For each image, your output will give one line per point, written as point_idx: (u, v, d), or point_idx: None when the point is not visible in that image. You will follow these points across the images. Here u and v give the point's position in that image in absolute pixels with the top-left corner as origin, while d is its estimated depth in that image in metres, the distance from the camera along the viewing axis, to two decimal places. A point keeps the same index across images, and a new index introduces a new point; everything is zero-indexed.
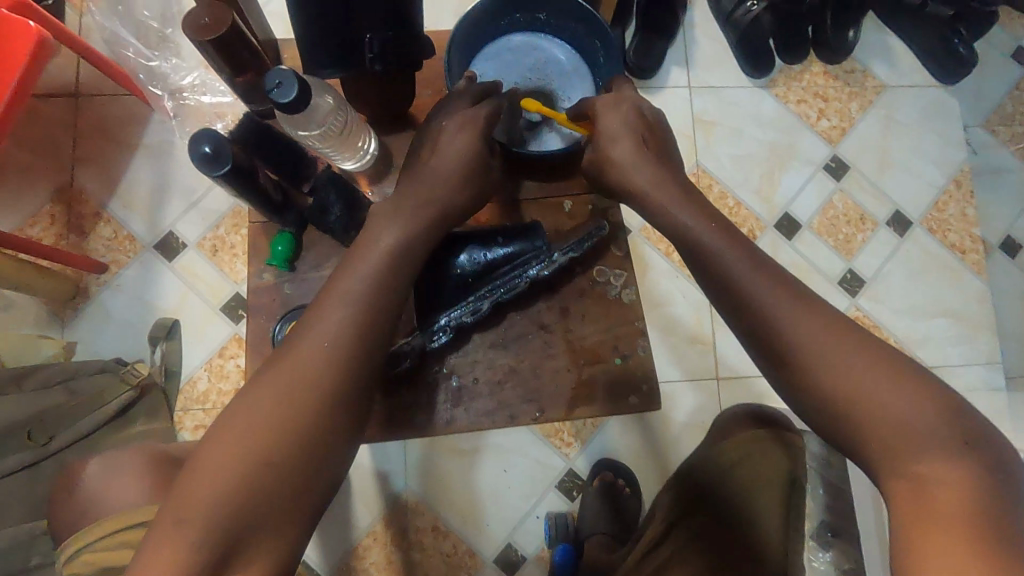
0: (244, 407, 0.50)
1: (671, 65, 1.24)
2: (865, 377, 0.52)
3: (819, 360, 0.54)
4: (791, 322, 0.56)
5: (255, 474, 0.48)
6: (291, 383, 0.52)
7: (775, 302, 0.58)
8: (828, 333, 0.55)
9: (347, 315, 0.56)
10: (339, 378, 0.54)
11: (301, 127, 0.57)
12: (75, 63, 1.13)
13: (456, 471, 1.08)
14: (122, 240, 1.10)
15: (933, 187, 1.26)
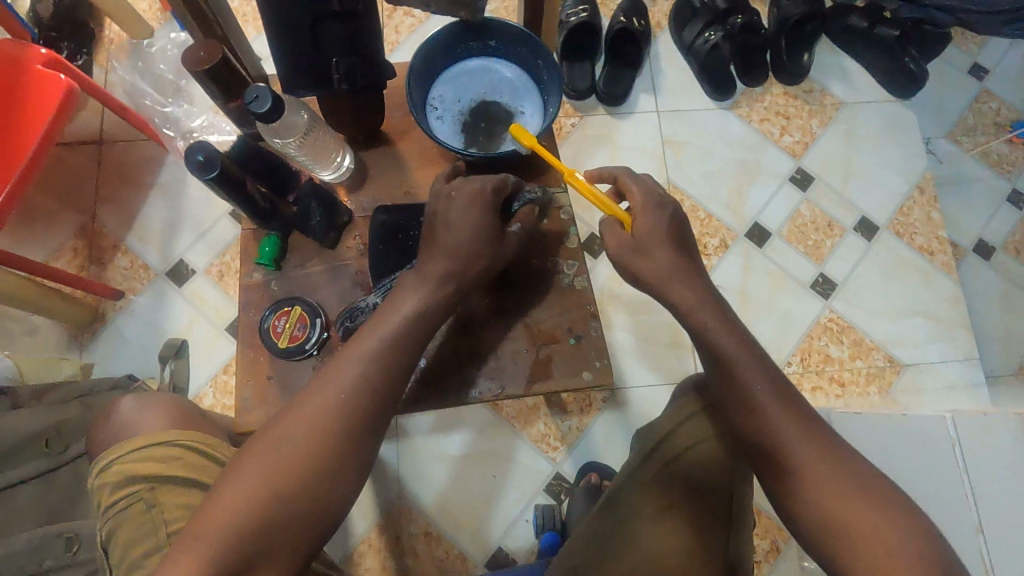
0: (243, 466, 0.54)
1: (639, 93, 1.34)
2: (845, 492, 0.57)
3: (817, 480, 0.58)
4: (791, 435, 0.60)
5: (242, 535, 0.51)
6: (288, 448, 0.55)
7: (768, 402, 0.61)
8: (813, 438, 0.60)
9: (354, 399, 0.57)
10: (335, 455, 0.56)
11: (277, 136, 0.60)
12: (100, 114, 1.27)
13: (446, 477, 1.13)
14: (138, 269, 1.20)
15: (897, 194, 1.33)
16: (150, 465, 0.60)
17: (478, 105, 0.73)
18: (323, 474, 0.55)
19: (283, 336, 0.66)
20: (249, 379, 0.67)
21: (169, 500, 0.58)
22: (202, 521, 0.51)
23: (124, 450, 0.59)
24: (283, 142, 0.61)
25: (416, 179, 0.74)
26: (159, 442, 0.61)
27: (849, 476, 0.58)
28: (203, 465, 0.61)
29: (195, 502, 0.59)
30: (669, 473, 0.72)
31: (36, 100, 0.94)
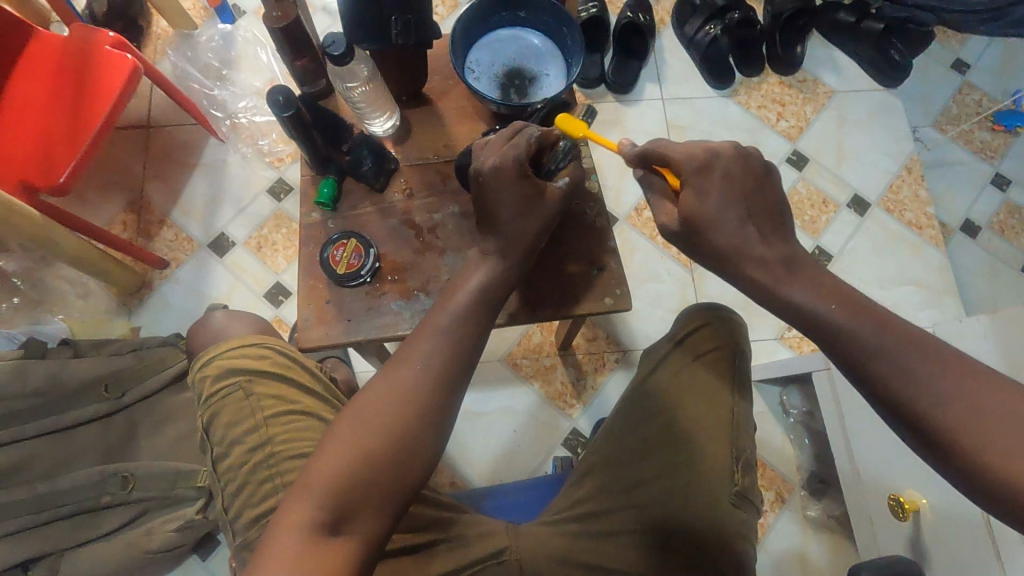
0: (368, 397, 0.58)
1: (646, 82, 1.45)
2: (998, 424, 0.49)
3: (952, 417, 0.50)
4: (917, 373, 0.52)
5: (357, 454, 0.54)
6: (410, 383, 0.58)
7: (882, 346, 0.54)
8: (944, 374, 0.52)
9: (443, 340, 0.61)
10: (445, 386, 0.59)
11: (346, 81, 0.74)
12: (148, 101, 1.37)
13: (471, 431, 1.20)
14: (182, 241, 1.30)
15: (887, 173, 1.42)
16: (240, 359, 0.69)
17: (509, 69, 0.82)
18: (438, 401, 0.58)
19: (341, 263, 0.75)
20: (309, 303, 0.75)
21: (263, 390, 0.68)
22: (333, 446, 0.55)
23: (224, 347, 0.69)
24: (351, 87, 0.75)
25: (454, 134, 0.83)
26: (249, 340, 0.70)
27: (999, 404, 0.49)
28: (288, 363, 0.71)
29: (284, 393, 0.68)
30: (688, 371, 0.71)
31: (103, 78, 1.03)
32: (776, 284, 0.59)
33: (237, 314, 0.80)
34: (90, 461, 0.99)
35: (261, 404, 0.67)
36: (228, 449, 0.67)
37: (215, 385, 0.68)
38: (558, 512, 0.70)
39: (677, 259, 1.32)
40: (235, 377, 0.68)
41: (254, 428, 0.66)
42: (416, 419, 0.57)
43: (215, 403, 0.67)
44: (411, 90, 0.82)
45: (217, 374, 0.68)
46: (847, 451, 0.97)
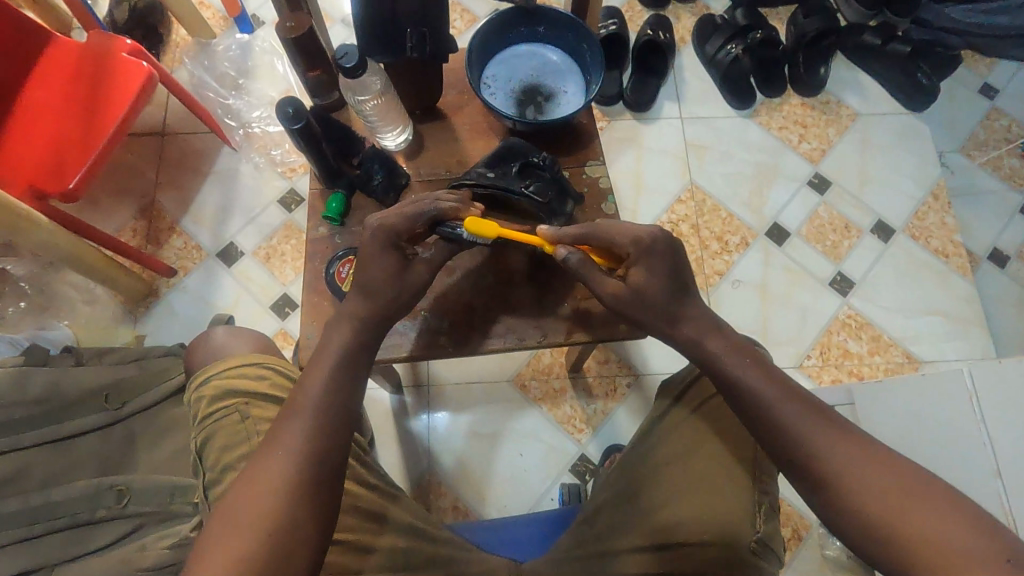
0: (249, 487, 0.54)
1: (664, 100, 1.43)
2: (896, 500, 0.53)
3: (858, 484, 0.54)
4: (823, 443, 0.57)
5: (240, 550, 0.51)
6: (279, 468, 0.55)
7: (800, 424, 0.58)
8: (853, 452, 0.56)
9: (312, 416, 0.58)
10: (316, 460, 0.56)
11: (358, 94, 0.71)
12: (164, 109, 1.37)
13: (475, 454, 1.17)
14: (190, 249, 1.28)
15: (912, 199, 1.38)
16: (239, 379, 0.67)
17: (527, 85, 0.80)
18: (321, 480, 0.56)
19: (347, 281, 0.73)
20: (312, 320, 0.73)
21: (261, 413, 0.65)
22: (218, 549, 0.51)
23: (223, 367, 0.67)
24: (363, 101, 0.72)
25: (468, 150, 0.81)
26: (247, 359, 0.68)
27: (897, 483, 0.54)
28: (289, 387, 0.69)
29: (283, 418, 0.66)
30: (715, 404, 0.67)
31: (118, 85, 1.03)
32: (721, 362, 0.63)
33: (236, 331, 0.77)
34: (86, 474, 0.97)
35: (258, 428, 0.65)
36: (220, 475, 0.63)
37: (211, 406, 0.65)
38: (567, 549, 0.66)
39: None
40: (233, 399, 0.65)
41: (248, 452, 0.63)
42: (285, 508, 0.53)
43: (209, 425, 0.65)
44: (424, 104, 0.80)
45: (213, 395, 0.66)
46: None
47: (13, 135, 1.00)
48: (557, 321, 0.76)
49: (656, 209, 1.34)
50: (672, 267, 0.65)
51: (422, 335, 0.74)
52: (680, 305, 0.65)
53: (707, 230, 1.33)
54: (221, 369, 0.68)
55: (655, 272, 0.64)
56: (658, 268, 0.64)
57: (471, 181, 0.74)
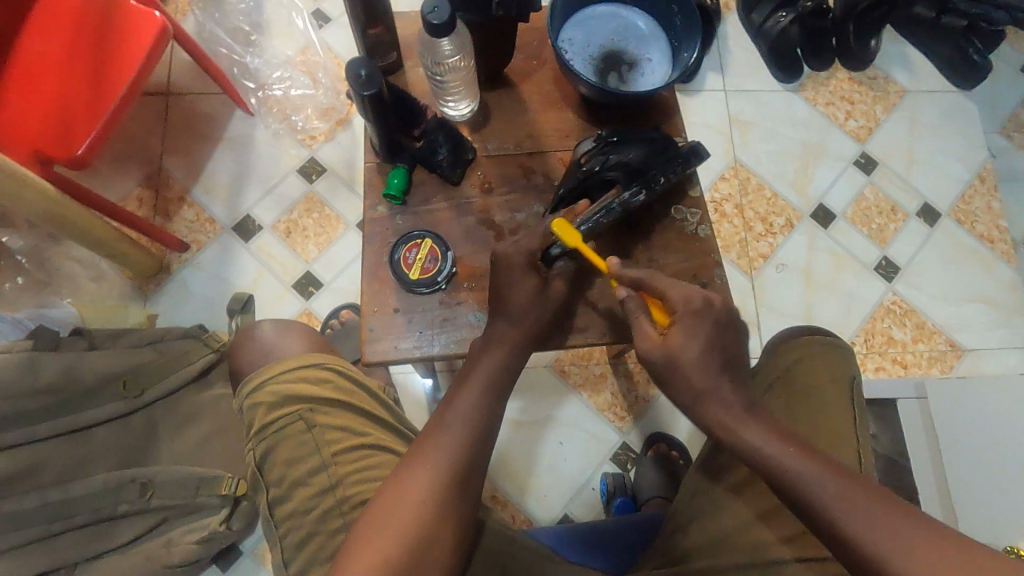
0: (381, 512, 0.52)
1: (708, 71, 1.35)
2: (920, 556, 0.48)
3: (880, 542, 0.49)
4: (829, 497, 0.52)
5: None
6: (415, 497, 0.52)
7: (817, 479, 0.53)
8: (886, 516, 0.50)
9: (444, 447, 0.55)
10: (454, 491, 0.53)
11: (433, 58, 0.64)
12: (168, 66, 1.25)
13: (514, 442, 1.12)
14: (204, 222, 1.19)
15: (960, 182, 1.34)
16: (301, 383, 0.61)
17: (607, 50, 0.72)
18: (462, 505, 0.54)
19: (414, 268, 0.65)
20: (374, 311, 0.66)
21: (327, 421, 0.60)
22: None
23: (280, 370, 0.62)
24: (438, 65, 0.65)
25: (539, 122, 0.74)
26: (307, 360, 0.62)
27: (952, 549, 0.47)
28: (350, 388, 0.63)
29: (351, 425, 0.61)
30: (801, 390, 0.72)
31: (127, 38, 0.92)
32: (737, 425, 0.58)
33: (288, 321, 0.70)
34: (105, 466, 0.90)
35: (325, 440, 0.60)
36: (289, 491, 0.59)
37: (272, 415, 0.60)
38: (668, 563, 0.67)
39: (736, 264, 1.24)
40: (296, 406, 0.60)
41: (318, 468, 0.59)
42: (424, 538, 0.51)
43: (270, 437, 0.60)
44: (492, 69, 0.72)
45: (270, 404, 0.60)
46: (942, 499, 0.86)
47: (8, 91, 0.89)
48: None
49: None
50: (716, 337, 0.61)
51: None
52: (714, 378, 0.60)
53: (751, 211, 1.28)
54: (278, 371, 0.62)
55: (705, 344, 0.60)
56: (684, 327, 0.60)
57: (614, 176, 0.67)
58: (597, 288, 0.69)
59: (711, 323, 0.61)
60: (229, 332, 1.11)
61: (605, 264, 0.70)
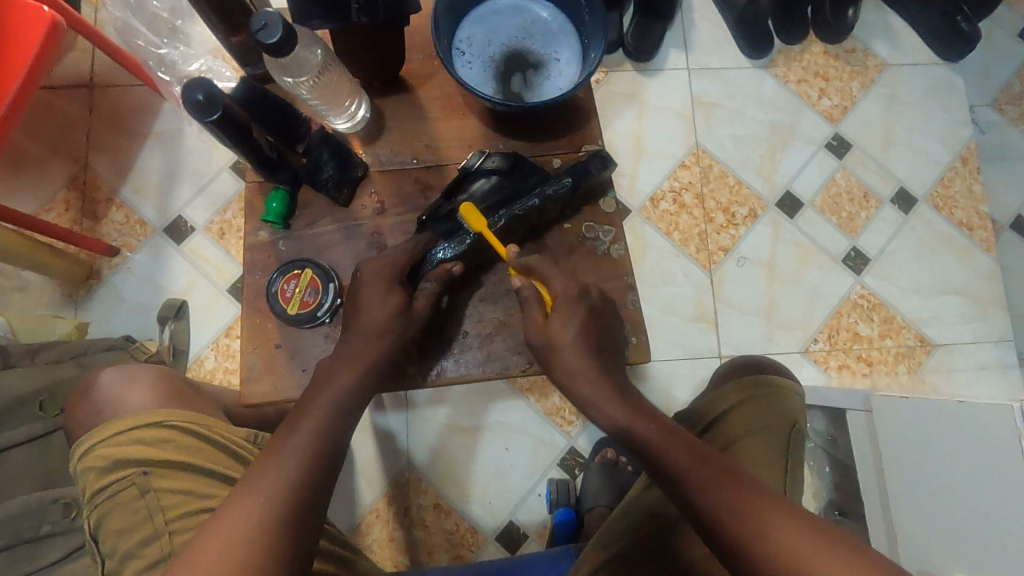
0: (257, 482, 0.47)
1: (670, 48, 1.25)
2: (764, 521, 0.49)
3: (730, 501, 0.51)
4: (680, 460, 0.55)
5: (246, 544, 0.44)
6: (275, 483, 0.47)
7: (659, 439, 0.57)
8: (726, 481, 0.53)
9: (319, 435, 0.51)
10: (321, 484, 0.49)
11: (288, 75, 0.55)
12: (89, 57, 1.18)
13: (456, 449, 1.09)
14: (133, 224, 1.14)
15: (939, 164, 1.25)
16: (136, 445, 0.58)
17: (509, 50, 0.65)
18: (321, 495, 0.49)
19: (293, 302, 0.61)
20: (254, 347, 0.61)
21: (164, 486, 0.57)
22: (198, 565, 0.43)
23: (110, 434, 0.58)
24: (295, 82, 0.56)
25: (438, 131, 0.67)
26: (144, 419, 0.59)
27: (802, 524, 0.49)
28: (197, 445, 0.59)
29: (194, 487, 0.58)
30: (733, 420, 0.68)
31: (16, 35, 0.86)
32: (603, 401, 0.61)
33: (140, 366, 0.66)
34: (24, 489, 0.87)
35: (161, 505, 0.56)
36: (121, 564, 0.56)
37: (102, 483, 0.56)
38: None
39: (694, 259, 1.18)
40: (128, 471, 0.57)
41: (153, 536, 0.56)
42: (283, 521, 0.46)
43: (102, 505, 0.56)
44: (384, 73, 0.66)
45: (100, 470, 0.57)
46: (885, 517, 0.81)
47: None
48: (541, 343, 0.66)
49: (655, 177, 1.21)
50: (591, 339, 0.63)
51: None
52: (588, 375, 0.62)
53: (712, 200, 1.20)
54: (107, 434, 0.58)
55: (575, 334, 0.62)
56: (562, 320, 0.63)
57: (464, 210, 0.63)
58: (495, 316, 0.67)
59: (586, 312, 0.63)
60: (161, 341, 1.08)
61: (494, 292, 0.67)
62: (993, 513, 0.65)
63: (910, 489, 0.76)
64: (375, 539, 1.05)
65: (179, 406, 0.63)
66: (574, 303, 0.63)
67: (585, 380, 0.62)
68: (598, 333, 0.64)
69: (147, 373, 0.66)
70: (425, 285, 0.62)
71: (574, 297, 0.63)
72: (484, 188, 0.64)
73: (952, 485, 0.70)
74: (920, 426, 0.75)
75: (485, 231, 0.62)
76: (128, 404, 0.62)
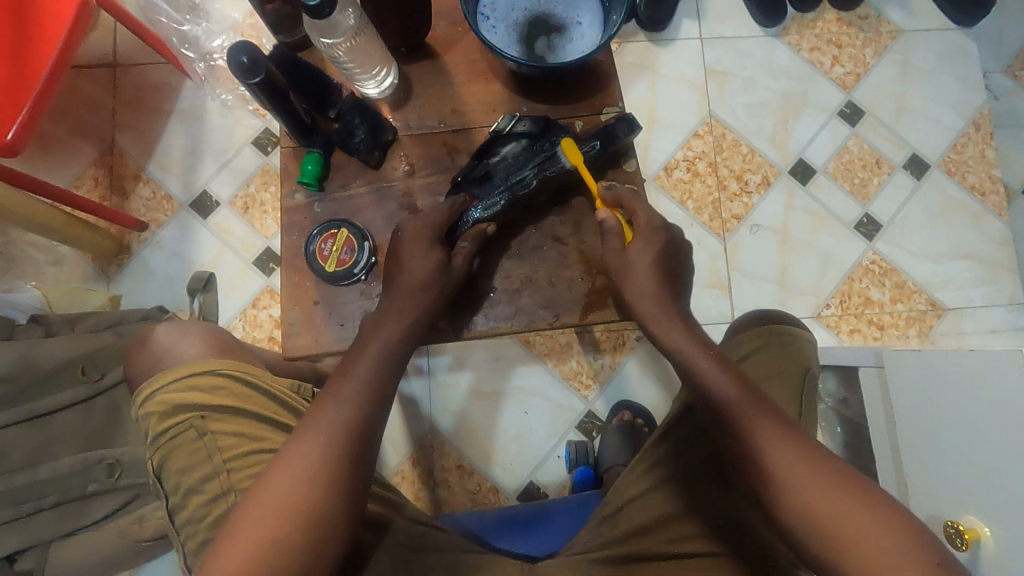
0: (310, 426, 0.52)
1: (683, 18, 1.26)
2: (814, 479, 0.52)
3: (778, 460, 0.54)
4: (731, 399, 0.57)
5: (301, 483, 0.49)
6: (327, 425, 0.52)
7: (719, 377, 0.59)
8: (776, 429, 0.55)
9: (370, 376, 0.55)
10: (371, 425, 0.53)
11: (325, 36, 0.57)
12: (112, 36, 1.20)
13: (478, 413, 1.13)
14: (161, 199, 1.17)
15: (951, 130, 1.26)
16: (194, 389, 0.61)
17: (532, 14, 0.66)
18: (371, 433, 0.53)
19: (330, 260, 0.64)
20: (294, 304, 0.65)
21: (220, 428, 0.60)
22: (257, 504, 0.49)
23: (168, 379, 0.62)
24: (332, 44, 0.58)
25: (464, 95, 0.69)
26: (201, 366, 0.62)
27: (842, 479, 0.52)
28: (247, 391, 0.63)
29: (247, 429, 0.61)
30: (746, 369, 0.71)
31: (49, 13, 0.89)
32: (666, 334, 0.63)
33: (190, 322, 0.70)
34: (70, 450, 0.92)
35: (218, 444, 0.60)
36: (183, 500, 0.60)
37: (165, 424, 0.60)
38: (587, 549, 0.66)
39: (708, 227, 1.20)
40: (186, 414, 0.60)
41: (211, 474, 0.59)
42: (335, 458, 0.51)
43: (164, 445, 0.60)
44: (412, 38, 0.68)
45: (161, 413, 0.60)
46: (896, 469, 0.85)
47: None
48: (568, 299, 0.68)
49: (669, 146, 1.22)
50: (669, 276, 0.65)
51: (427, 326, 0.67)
52: (663, 308, 0.63)
53: (725, 168, 1.22)
54: (167, 380, 0.62)
55: (655, 269, 0.64)
56: (646, 250, 0.64)
57: (496, 171, 0.66)
58: (522, 272, 0.68)
59: (665, 244, 0.65)
60: (191, 311, 1.12)
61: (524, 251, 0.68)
62: (1020, 460, 0.65)
63: (932, 446, 0.77)
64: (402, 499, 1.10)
65: (228, 355, 0.67)
66: (655, 234, 0.65)
67: (659, 309, 0.63)
68: (664, 274, 0.65)
69: (196, 328, 0.69)
70: (461, 244, 0.64)
71: (655, 229, 0.65)
72: (515, 152, 0.67)
73: (973, 437, 0.71)
74: (930, 378, 0.77)
75: (518, 192, 0.65)
76: (182, 354, 0.65)
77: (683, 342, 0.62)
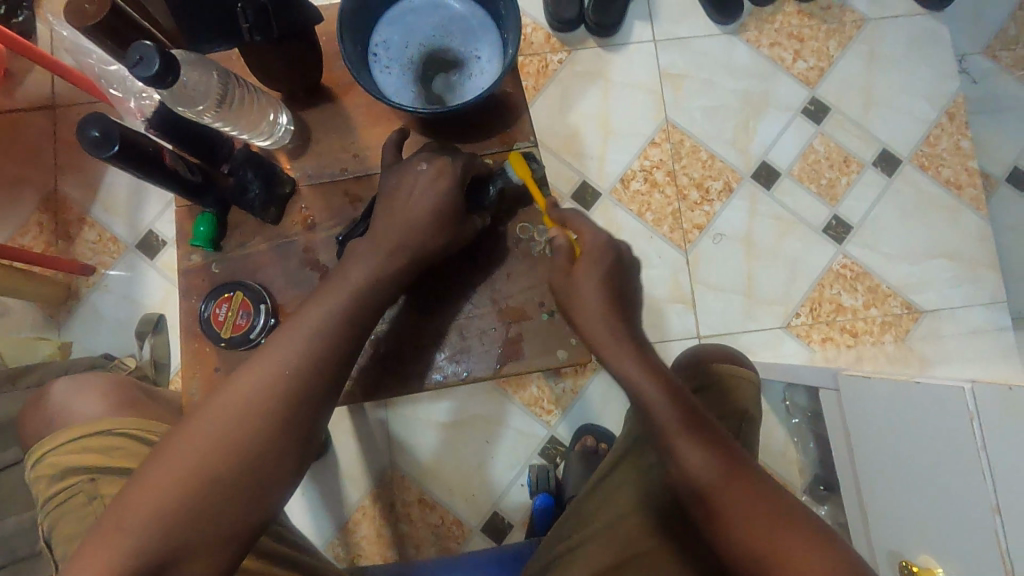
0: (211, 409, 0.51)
1: (634, 20, 1.20)
2: (758, 525, 0.53)
3: (720, 494, 0.56)
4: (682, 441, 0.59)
5: (199, 462, 0.49)
6: (229, 409, 0.51)
7: (667, 409, 0.60)
8: (721, 465, 0.58)
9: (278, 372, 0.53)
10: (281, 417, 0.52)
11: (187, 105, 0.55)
12: (49, 78, 1.18)
13: (440, 445, 1.10)
14: (106, 242, 1.15)
15: (924, 123, 1.19)
16: (86, 449, 0.61)
17: (427, 53, 0.64)
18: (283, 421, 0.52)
19: (226, 325, 0.63)
20: (197, 370, 0.64)
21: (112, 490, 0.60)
22: (145, 487, 0.48)
23: (60, 442, 0.62)
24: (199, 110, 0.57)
25: (365, 141, 0.67)
26: (92, 427, 0.62)
27: (782, 519, 0.53)
28: (144, 451, 0.63)
29: None
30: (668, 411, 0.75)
31: None
32: (621, 358, 0.64)
33: (91, 376, 0.69)
34: None
35: (107, 509, 0.60)
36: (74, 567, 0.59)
37: (57, 488, 0.60)
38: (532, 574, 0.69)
39: (669, 239, 1.15)
40: (77, 477, 0.60)
41: None
42: (239, 440, 0.50)
43: (54, 511, 0.60)
44: (305, 84, 0.65)
45: (52, 477, 0.61)
46: (859, 498, 0.81)
47: None
48: (482, 350, 0.72)
49: (625, 157, 1.17)
50: (615, 300, 0.66)
51: (373, 370, 0.70)
52: (615, 330, 0.65)
53: (684, 176, 1.17)
54: (61, 442, 0.62)
55: (601, 289, 0.65)
56: (597, 271, 0.66)
57: None
58: (434, 328, 0.72)
59: (612, 265, 0.67)
60: (142, 356, 1.10)
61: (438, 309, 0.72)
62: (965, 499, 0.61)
63: (895, 484, 0.72)
64: (363, 536, 1.08)
65: (134, 413, 0.67)
66: (602, 252, 0.67)
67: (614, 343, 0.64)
68: (613, 295, 0.66)
69: (99, 382, 0.69)
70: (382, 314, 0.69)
71: (603, 246, 0.67)
72: None
73: (924, 473, 0.66)
74: (873, 406, 0.73)
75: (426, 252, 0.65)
76: (81, 415, 0.65)
77: (630, 364, 0.63)
